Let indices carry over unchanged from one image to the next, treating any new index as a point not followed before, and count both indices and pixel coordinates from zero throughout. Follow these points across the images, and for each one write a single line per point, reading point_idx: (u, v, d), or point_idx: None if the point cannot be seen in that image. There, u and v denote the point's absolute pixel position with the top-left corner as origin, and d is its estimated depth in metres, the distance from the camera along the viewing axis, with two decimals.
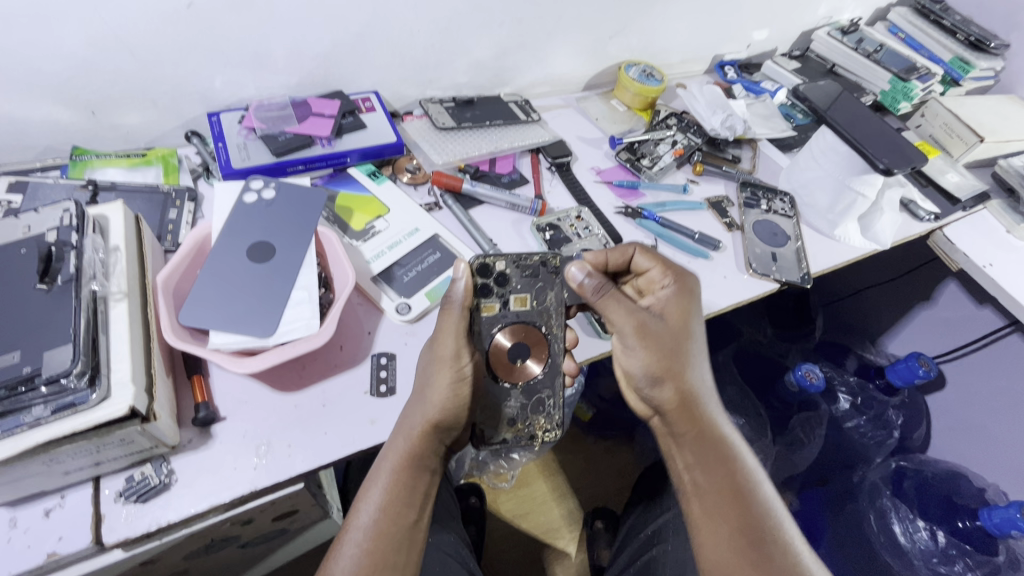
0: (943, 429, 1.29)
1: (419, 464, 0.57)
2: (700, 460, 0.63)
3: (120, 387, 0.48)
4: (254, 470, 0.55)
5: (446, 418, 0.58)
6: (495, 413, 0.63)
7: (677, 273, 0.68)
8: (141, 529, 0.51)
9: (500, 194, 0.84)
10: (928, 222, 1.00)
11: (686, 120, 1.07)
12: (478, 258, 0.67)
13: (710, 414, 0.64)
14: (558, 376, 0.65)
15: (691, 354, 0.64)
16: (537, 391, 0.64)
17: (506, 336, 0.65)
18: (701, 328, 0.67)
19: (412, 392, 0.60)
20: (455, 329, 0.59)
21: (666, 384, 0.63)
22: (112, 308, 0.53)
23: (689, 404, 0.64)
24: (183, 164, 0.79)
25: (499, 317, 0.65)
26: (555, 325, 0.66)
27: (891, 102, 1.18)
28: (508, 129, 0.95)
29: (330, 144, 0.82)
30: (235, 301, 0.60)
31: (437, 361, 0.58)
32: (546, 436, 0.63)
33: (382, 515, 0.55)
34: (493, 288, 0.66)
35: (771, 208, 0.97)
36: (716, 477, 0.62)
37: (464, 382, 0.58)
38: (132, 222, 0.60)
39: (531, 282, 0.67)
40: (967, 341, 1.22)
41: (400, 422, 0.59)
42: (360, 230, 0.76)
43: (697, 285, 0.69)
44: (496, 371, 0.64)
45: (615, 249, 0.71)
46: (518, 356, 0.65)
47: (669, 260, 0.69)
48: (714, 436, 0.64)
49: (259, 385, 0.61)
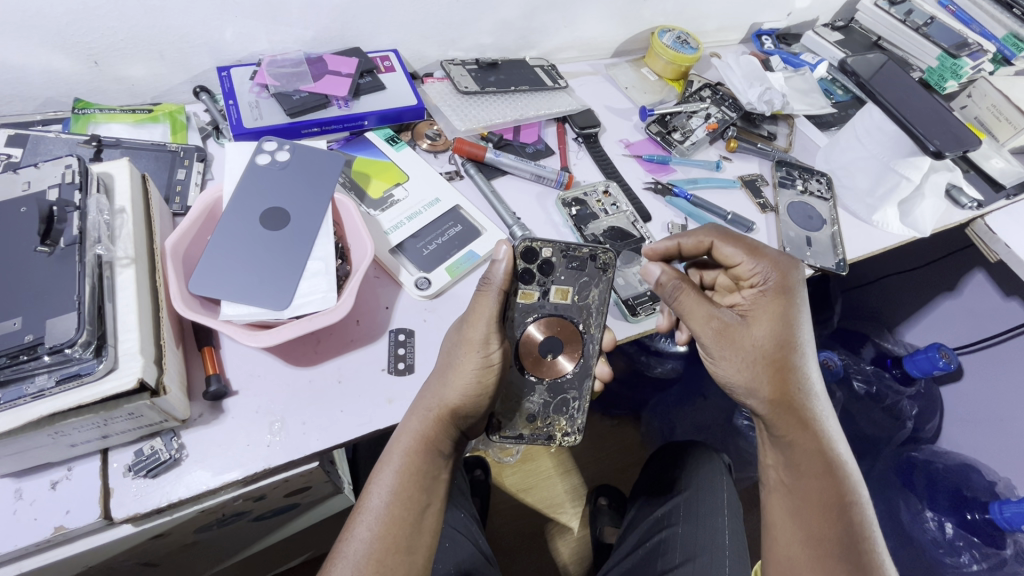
0: (956, 421, 1.26)
1: (432, 449, 0.55)
2: (793, 464, 0.61)
3: (127, 358, 0.45)
4: (268, 448, 0.53)
5: (465, 405, 0.55)
6: (515, 405, 0.62)
7: (773, 271, 0.63)
8: (151, 505, 0.49)
9: (526, 164, 0.80)
10: (971, 209, 0.96)
11: (720, 92, 1.00)
12: (524, 241, 0.62)
13: (813, 411, 0.61)
14: (588, 378, 0.63)
15: (798, 353, 0.61)
16: (563, 390, 0.62)
17: (540, 329, 0.62)
18: (798, 333, 0.62)
19: (432, 373, 0.58)
20: (488, 313, 0.56)
21: (758, 392, 0.61)
22: (118, 274, 0.49)
23: (790, 402, 0.61)
24: (191, 122, 0.75)
25: (536, 307, 0.63)
26: (593, 325, 0.63)
27: (937, 80, 1.11)
28: (533, 96, 0.89)
29: (347, 105, 0.77)
30: (248, 271, 0.57)
31: (464, 344, 0.56)
32: (565, 439, 0.61)
33: (394, 500, 0.53)
34: (536, 275, 0.63)
35: (807, 189, 0.92)
36: (810, 484, 0.60)
37: (490, 370, 0.56)
38: (138, 182, 0.56)
39: (576, 275, 0.64)
40: (986, 336, 1.19)
41: (417, 402, 0.57)
42: (378, 199, 0.72)
43: (797, 282, 0.64)
44: (525, 364, 0.62)
45: (690, 236, 0.68)
46: (550, 351, 0.62)
47: (761, 248, 0.65)
48: (817, 444, 0.60)
49: (272, 358, 0.58)
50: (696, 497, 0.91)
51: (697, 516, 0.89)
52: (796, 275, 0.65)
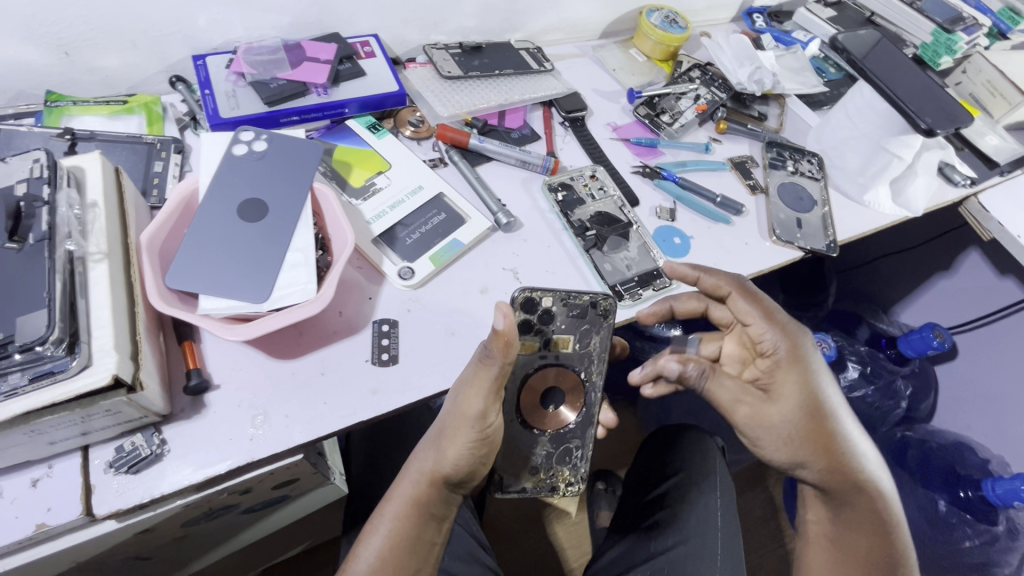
0: (951, 401, 1.26)
1: (426, 512, 0.55)
2: (840, 519, 0.62)
3: (102, 355, 0.45)
4: (250, 441, 0.53)
5: (455, 473, 0.55)
6: (520, 459, 0.62)
7: (784, 338, 0.61)
8: (134, 501, 0.49)
9: (511, 150, 0.78)
10: (964, 187, 0.94)
11: (710, 72, 0.99)
12: (523, 291, 0.60)
13: (865, 471, 0.62)
14: (591, 426, 0.64)
15: (832, 417, 0.61)
16: (565, 441, 0.63)
17: (541, 381, 0.62)
18: (828, 398, 0.61)
19: (430, 433, 0.58)
20: (486, 387, 0.53)
21: (807, 464, 0.61)
22: (91, 270, 0.48)
23: (841, 468, 0.61)
24: (168, 113, 0.73)
25: (537, 357, 0.62)
26: (594, 372, 0.63)
27: (931, 57, 1.09)
28: (518, 80, 0.88)
29: (327, 92, 0.75)
30: (226, 264, 0.56)
31: (458, 418, 0.54)
32: (568, 488, 0.63)
33: (378, 566, 0.53)
34: (535, 325, 0.61)
35: (797, 170, 0.91)
36: (855, 538, 0.61)
37: (484, 442, 0.55)
38: (111, 175, 0.55)
39: (577, 322, 0.62)
40: (981, 315, 1.18)
41: (410, 465, 0.57)
42: (360, 187, 0.71)
43: (810, 348, 0.62)
44: (527, 417, 0.62)
45: (711, 275, 0.66)
46: (552, 402, 0.63)
47: (777, 313, 0.62)
48: (870, 504, 0.62)
49: (254, 351, 0.57)
50: (691, 479, 0.91)
51: (690, 499, 0.89)
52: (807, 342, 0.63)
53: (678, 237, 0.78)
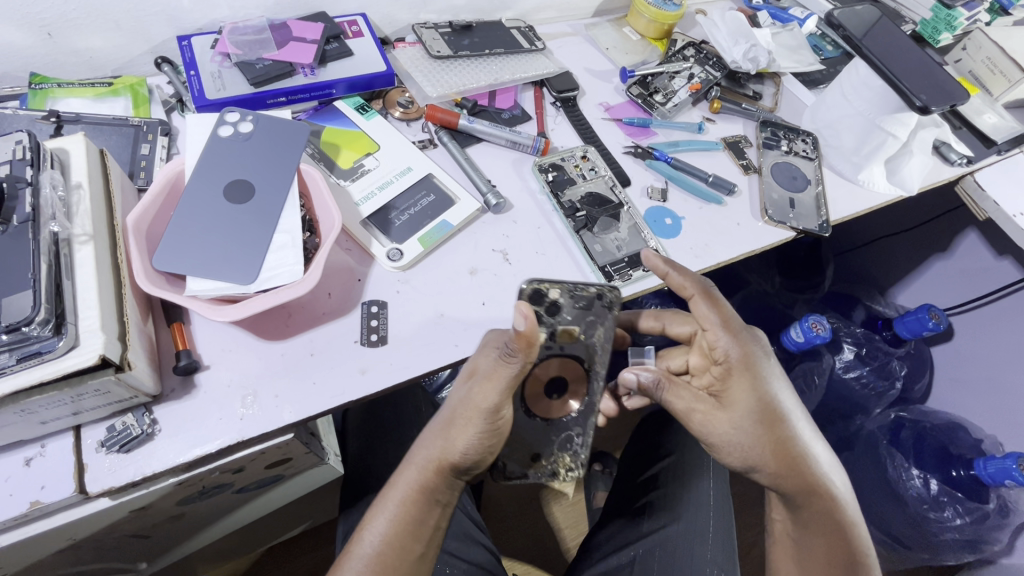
0: (945, 381, 1.28)
1: (430, 497, 0.55)
2: (804, 524, 0.62)
3: (89, 335, 0.45)
4: (241, 420, 0.54)
5: (464, 462, 0.55)
6: (522, 447, 0.60)
7: (736, 344, 0.60)
8: (126, 479, 0.49)
9: (501, 131, 0.78)
10: (960, 166, 0.94)
11: (705, 50, 0.97)
12: (530, 283, 0.62)
13: (819, 475, 0.61)
14: (593, 413, 0.61)
15: (784, 420, 0.60)
16: (566, 429, 0.60)
17: (545, 371, 0.61)
18: (778, 402, 0.60)
19: (435, 420, 0.57)
20: (504, 381, 0.54)
21: (762, 468, 0.60)
22: (76, 251, 0.49)
23: (797, 471, 0.60)
24: (154, 95, 0.73)
25: (542, 347, 0.61)
26: (598, 361, 0.62)
27: (930, 33, 1.08)
28: (509, 59, 0.87)
29: (314, 73, 0.75)
30: (213, 246, 0.56)
31: (471, 408, 0.54)
32: (569, 475, 0.60)
33: (385, 547, 0.53)
34: (544, 317, 0.62)
35: (791, 150, 0.90)
36: (815, 542, 0.61)
37: (494, 432, 0.54)
38: (96, 157, 0.55)
39: (582, 314, 0.62)
40: (978, 296, 1.18)
41: (413, 455, 0.56)
42: (348, 169, 0.71)
43: (759, 352, 0.61)
44: (529, 409, 0.60)
45: (681, 274, 0.63)
46: (554, 392, 0.61)
47: (733, 318, 0.61)
48: (829, 505, 0.61)
49: (243, 333, 0.58)
50: (682, 459, 0.92)
51: (683, 478, 0.90)
52: (758, 347, 0.62)
53: (670, 218, 0.78)
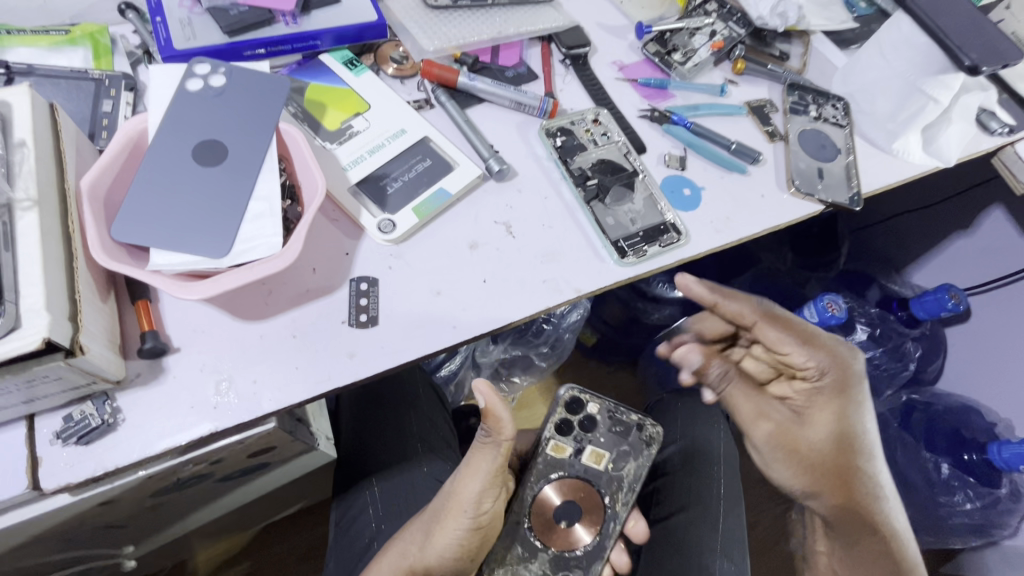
0: (960, 363, 1.20)
1: None
2: (849, 547, 0.70)
3: (31, 315, 0.39)
4: (214, 410, 0.48)
5: (439, 567, 0.56)
6: (511, 568, 0.60)
7: (829, 364, 0.67)
8: (85, 475, 0.44)
9: (504, 90, 0.70)
10: (1000, 136, 0.86)
11: (728, 5, 0.88)
12: (571, 392, 0.65)
13: (877, 504, 0.70)
14: (597, 560, 0.60)
15: (856, 451, 0.69)
16: (567, 563, 0.59)
17: (558, 490, 0.62)
18: (855, 424, 0.69)
19: (423, 518, 0.59)
20: (485, 468, 0.54)
21: (822, 493, 0.70)
22: (18, 218, 0.42)
23: (851, 498, 0.69)
24: (117, 45, 0.65)
25: (565, 463, 0.63)
26: (619, 502, 0.62)
27: None
28: (514, 11, 0.78)
29: (296, 22, 0.66)
30: (181, 215, 0.50)
31: (451, 505, 0.55)
32: None
33: None
34: (573, 430, 0.64)
35: (821, 116, 0.83)
36: (864, 558, 0.69)
37: (473, 533, 0.55)
38: (43, 110, 0.48)
39: (616, 441, 0.64)
40: (1003, 274, 1.10)
41: (395, 550, 0.59)
42: (335, 130, 0.64)
43: (853, 377, 0.68)
44: (535, 525, 0.60)
45: (733, 299, 0.66)
46: (566, 518, 0.61)
47: (818, 338, 0.68)
48: (884, 541, 0.69)
49: (218, 311, 0.52)
50: (692, 446, 0.86)
51: (693, 464, 0.85)
52: (853, 368, 0.69)
53: (688, 189, 0.71)
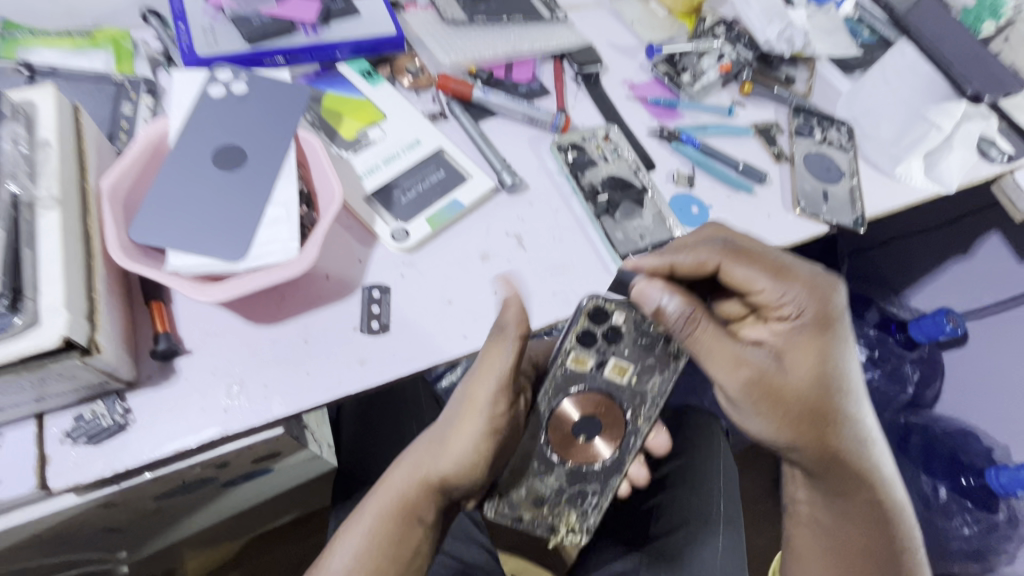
0: (959, 387, 1.19)
1: (410, 514, 0.53)
2: (834, 509, 0.58)
3: (51, 313, 0.39)
4: (225, 413, 0.48)
5: (456, 481, 0.53)
6: (527, 490, 0.57)
7: (806, 298, 0.53)
8: (94, 475, 0.44)
9: (517, 105, 0.71)
10: (999, 164, 0.88)
11: (736, 29, 0.90)
12: (594, 299, 0.58)
13: (873, 465, 0.57)
14: (615, 475, 0.57)
15: (842, 394, 0.54)
16: (583, 480, 0.57)
17: (575, 404, 0.58)
18: (847, 370, 0.54)
19: (432, 432, 0.55)
20: (500, 369, 0.50)
21: (801, 448, 0.54)
22: (40, 217, 0.43)
23: (842, 464, 0.56)
24: (139, 50, 0.66)
25: (586, 376, 0.58)
26: (641, 416, 0.58)
27: (973, 21, 0.99)
28: (528, 28, 0.80)
29: (316, 32, 0.67)
30: (199, 217, 0.50)
31: (467, 406, 0.52)
32: (566, 536, 0.57)
33: (355, 566, 0.52)
34: (597, 341, 0.58)
35: (826, 139, 0.84)
36: (847, 535, 0.58)
37: (491, 438, 0.51)
38: (69, 112, 0.49)
39: (641, 354, 0.58)
40: (1001, 299, 1.10)
41: (407, 458, 0.55)
42: (351, 139, 0.64)
43: (836, 309, 0.54)
44: (552, 440, 0.58)
45: (687, 253, 0.54)
46: (584, 432, 0.57)
47: (789, 269, 0.54)
48: (870, 491, 0.58)
49: (231, 315, 0.52)
50: (694, 461, 0.86)
51: (694, 480, 0.84)
52: (835, 299, 0.54)
53: (696, 206, 0.72)
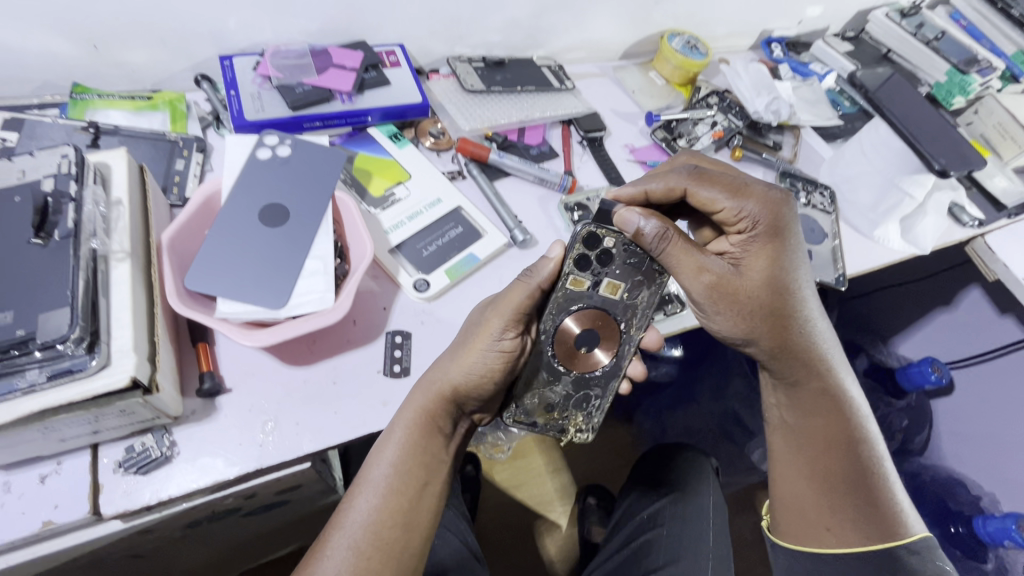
0: (945, 436, 1.23)
1: (433, 425, 0.54)
2: (800, 408, 0.63)
3: (121, 356, 0.45)
4: (260, 448, 0.53)
5: (470, 388, 0.54)
6: (537, 397, 0.59)
7: (761, 210, 0.56)
8: (141, 503, 0.49)
9: (529, 167, 0.79)
10: (971, 228, 0.95)
11: (727, 99, 0.99)
12: (587, 225, 0.57)
13: (826, 361, 0.62)
14: (616, 378, 0.59)
15: (794, 296, 0.58)
16: (588, 387, 0.59)
17: (578, 321, 0.58)
18: (795, 277, 0.58)
19: (446, 352, 0.58)
20: (517, 304, 0.54)
21: (757, 340, 0.59)
22: (113, 269, 0.48)
23: (802, 359, 0.61)
24: (192, 111, 0.74)
25: (584, 295, 0.58)
26: (634, 326, 0.59)
27: (945, 95, 1.08)
28: (539, 97, 0.88)
29: (351, 100, 0.76)
30: (246, 268, 0.56)
31: (482, 328, 0.54)
32: (578, 435, 0.60)
33: (394, 473, 0.53)
34: (592, 263, 0.57)
35: (810, 202, 0.91)
36: (814, 424, 0.62)
37: (504, 358, 0.54)
38: (136, 173, 0.55)
39: (633, 270, 0.58)
40: (981, 350, 1.16)
41: (423, 378, 0.56)
42: (379, 197, 0.71)
43: (787, 216, 0.57)
44: (557, 353, 0.58)
45: (659, 181, 0.59)
46: (586, 344, 0.58)
47: (744, 186, 0.57)
48: (823, 382, 0.62)
49: (268, 357, 0.57)
50: (683, 500, 0.90)
51: (685, 516, 0.88)
52: (788, 212, 0.58)
53: None
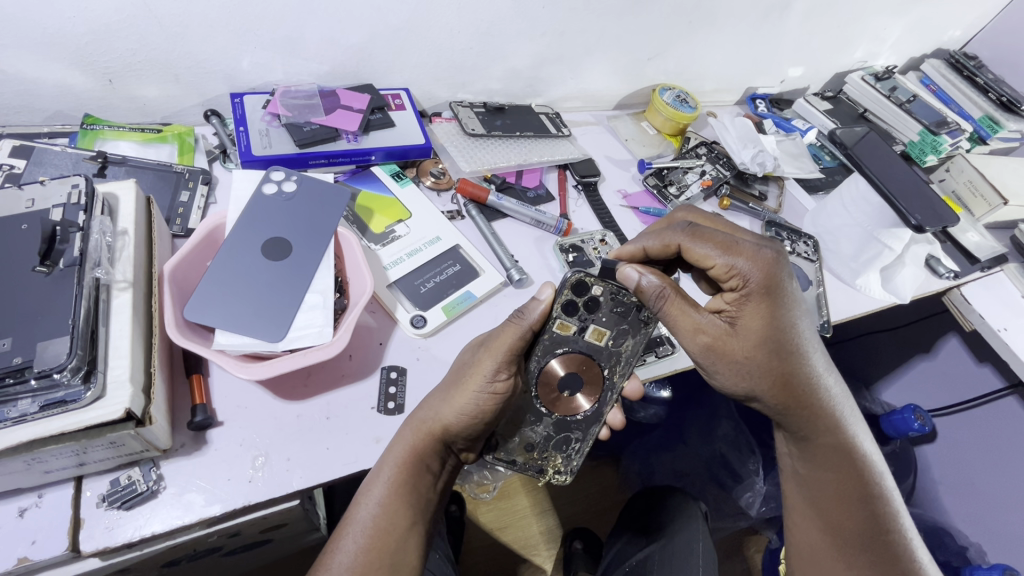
0: (931, 485, 1.24)
1: (421, 464, 0.54)
2: (812, 458, 0.62)
3: (117, 387, 0.45)
4: (249, 484, 0.52)
5: (456, 426, 0.54)
6: (518, 436, 0.59)
7: (754, 269, 0.55)
8: (122, 539, 0.47)
9: (526, 209, 0.81)
10: (948, 279, 0.98)
11: (715, 150, 1.04)
12: (577, 273, 0.57)
13: (832, 407, 0.60)
14: (597, 424, 0.60)
15: (794, 352, 0.57)
16: (568, 429, 0.60)
17: (561, 364, 0.59)
18: (794, 332, 0.57)
19: (439, 387, 0.57)
20: (509, 344, 0.54)
21: (760, 397, 0.59)
22: (115, 298, 0.49)
23: (807, 412, 0.59)
24: (199, 144, 0.76)
25: (569, 340, 0.59)
26: (617, 373, 0.60)
27: (918, 154, 1.14)
28: (537, 142, 0.92)
29: (357, 140, 0.79)
30: (246, 301, 0.56)
31: (474, 368, 0.54)
32: (556, 477, 0.60)
33: (381, 513, 0.52)
34: (579, 310, 0.59)
35: (793, 251, 0.95)
36: (826, 473, 0.62)
37: (493, 400, 0.54)
38: (142, 205, 0.56)
39: (618, 319, 0.60)
40: (962, 399, 1.18)
41: (415, 412, 0.56)
42: (379, 233, 0.73)
43: (782, 274, 0.55)
44: (540, 394, 0.59)
45: (655, 237, 0.61)
46: (569, 387, 0.59)
47: (736, 243, 0.56)
48: (833, 434, 0.61)
49: (262, 391, 0.57)
50: (671, 544, 0.89)
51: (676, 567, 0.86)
52: (783, 269, 0.56)
53: None
